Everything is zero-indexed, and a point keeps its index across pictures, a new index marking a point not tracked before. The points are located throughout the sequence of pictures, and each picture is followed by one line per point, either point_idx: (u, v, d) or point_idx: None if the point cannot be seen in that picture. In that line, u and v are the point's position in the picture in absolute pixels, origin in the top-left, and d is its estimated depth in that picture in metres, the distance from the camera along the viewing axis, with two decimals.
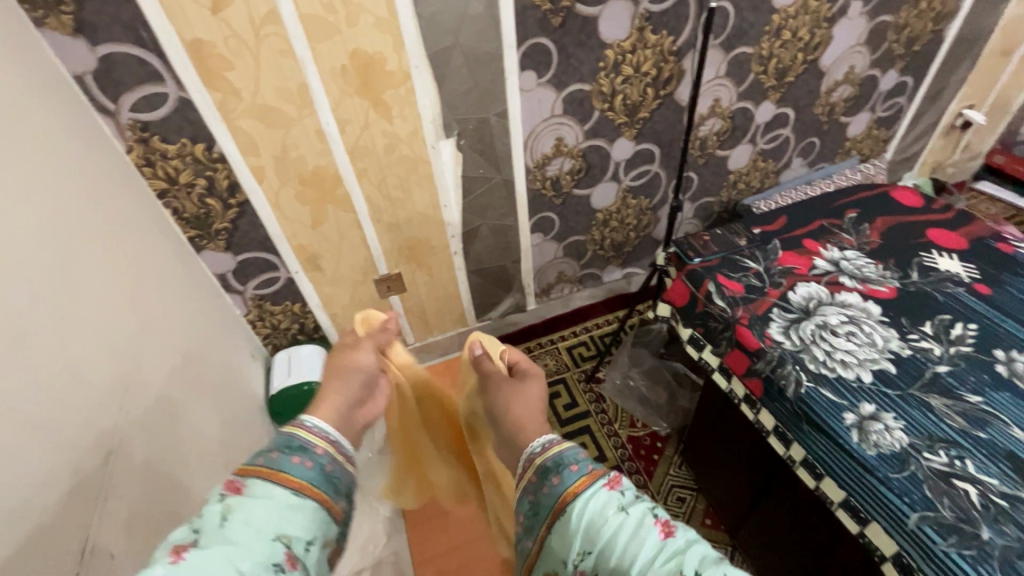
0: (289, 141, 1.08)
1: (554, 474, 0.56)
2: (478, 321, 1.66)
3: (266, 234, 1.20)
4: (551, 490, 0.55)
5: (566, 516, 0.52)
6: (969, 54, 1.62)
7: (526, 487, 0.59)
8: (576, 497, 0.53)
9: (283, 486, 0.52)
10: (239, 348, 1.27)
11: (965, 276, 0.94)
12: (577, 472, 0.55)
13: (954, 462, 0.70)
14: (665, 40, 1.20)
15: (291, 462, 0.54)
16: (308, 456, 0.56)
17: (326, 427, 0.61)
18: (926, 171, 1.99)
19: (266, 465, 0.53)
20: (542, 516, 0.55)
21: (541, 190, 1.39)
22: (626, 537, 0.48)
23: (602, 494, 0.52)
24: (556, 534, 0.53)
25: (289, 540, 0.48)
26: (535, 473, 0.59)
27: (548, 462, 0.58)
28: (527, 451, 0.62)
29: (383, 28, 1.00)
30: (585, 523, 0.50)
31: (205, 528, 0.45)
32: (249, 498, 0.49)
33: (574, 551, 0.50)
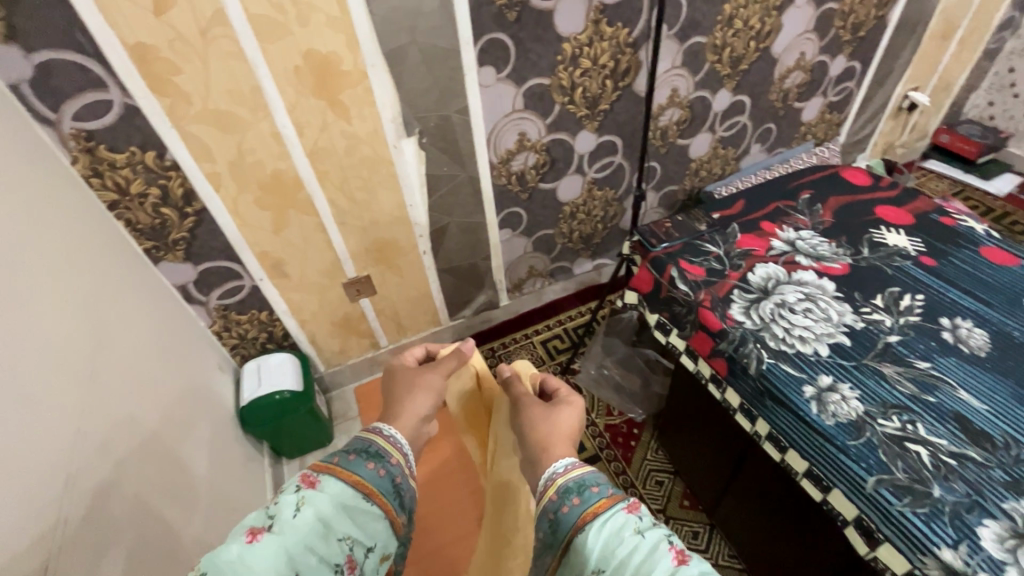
0: (245, 145, 1.05)
1: (574, 494, 0.56)
2: (452, 320, 1.66)
3: (226, 242, 1.17)
4: (571, 508, 0.55)
5: (583, 535, 0.52)
6: (912, 38, 1.69)
7: (545, 504, 0.58)
8: (595, 518, 0.53)
9: (354, 488, 0.54)
10: (206, 360, 1.24)
11: (912, 250, 0.98)
12: (598, 494, 0.55)
13: (907, 426, 0.73)
14: (620, 32, 1.22)
15: (365, 467, 0.56)
16: (382, 464, 0.58)
17: (401, 439, 0.63)
18: (878, 152, 2.07)
19: (343, 465, 0.55)
20: (560, 535, 0.55)
21: (507, 185, 1.39)
22: (639, 558, 0.47)
23: (620, 516, 0.52)
24: (573, 552, 0.52)
25: (352, 543, 0.51)
26: (555, 491, 0.58)
27: (569, 482, 0.58)
28: (548, 470, 0.61)
29: (336, 27, 0.98)
30: (601, 543, 0.50)
31: (281, 516, 0.48)
32: (324, 494, 0.51)
33: (586, 570, 0.49)
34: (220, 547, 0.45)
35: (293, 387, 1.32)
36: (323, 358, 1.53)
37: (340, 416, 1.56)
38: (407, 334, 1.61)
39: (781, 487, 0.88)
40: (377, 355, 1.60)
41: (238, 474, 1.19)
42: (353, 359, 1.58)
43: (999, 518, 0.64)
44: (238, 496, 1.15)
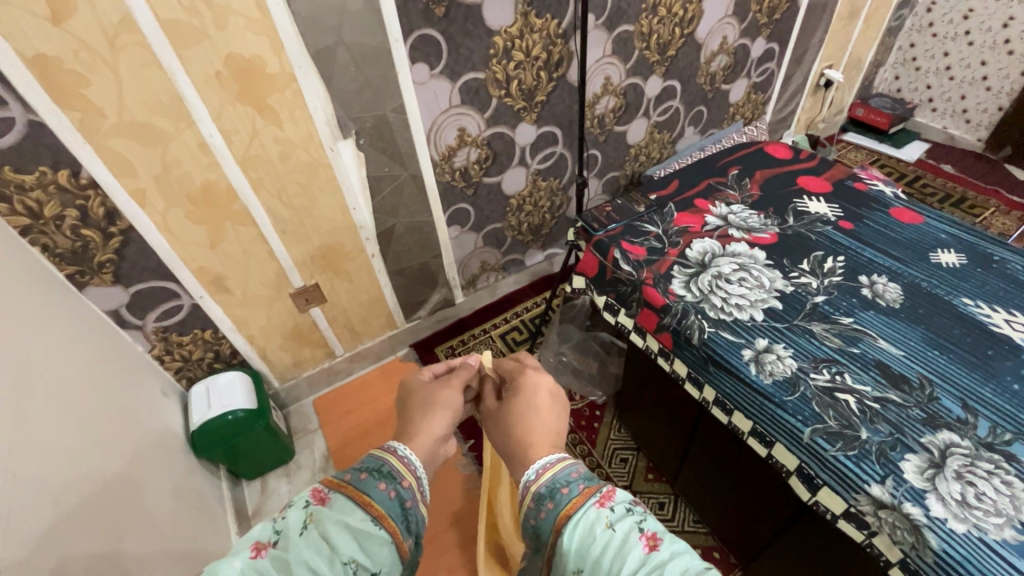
0: (169, 158, 1.00)
1: (548, 500, 0.56)
2: (408, 322, 1.64)
3: (159, 261, 1.11)
4: (546, 514, 0.55)
5: (562, 539, 0.52)
6: (822, 20, 1.80)
7: (525, 512, 0.58)
8: (569, 520, 0.53)
9: (364, 510, 0.51)
10: (147, 386, 1.17)
11: (832, 215, 1.05)
12: (569, 493, 0.55)
13: (836, 377, 0.79)
14: (549, 23, 1.24)
15: (376, 487, 0.53)
16: (394, 485, 0.54)
17: (414, 460, 0.60)
18: (801, 128, 2.20)
19: (353, 484, 0.53)
20: (544, 540, 0.54)
21: (451, 182, 1.39)
22: (613, 552, 0.47)
23: (592, 513, 0.52)
24: (556, 556, 0.52)
25: (357, 567, 0.47)
26: (531, 499, 0.58)
27: (541, 488, 0.57)
28: (522, 481, 0.60)
29: (257, 29, 0.95)
30: (577, 544, 0.50)
31: (285, 533, 0.47)
32: (332, 514, 0.49)
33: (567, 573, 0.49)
34: (224, 560, 0.45)
35: (246, 405, 1.27)
36: (277, 373, 1.48)
37: (300, 431, 1.52)
38: (362, 341, 1.59)
39: (737, 452, 0.92)
40: (333, 364, 1.57)
41: (194, 501, 1.14)
42: (309, 371, 1.54)
43: (919, 451, 0.70)
44: (197, 523, 1.10)
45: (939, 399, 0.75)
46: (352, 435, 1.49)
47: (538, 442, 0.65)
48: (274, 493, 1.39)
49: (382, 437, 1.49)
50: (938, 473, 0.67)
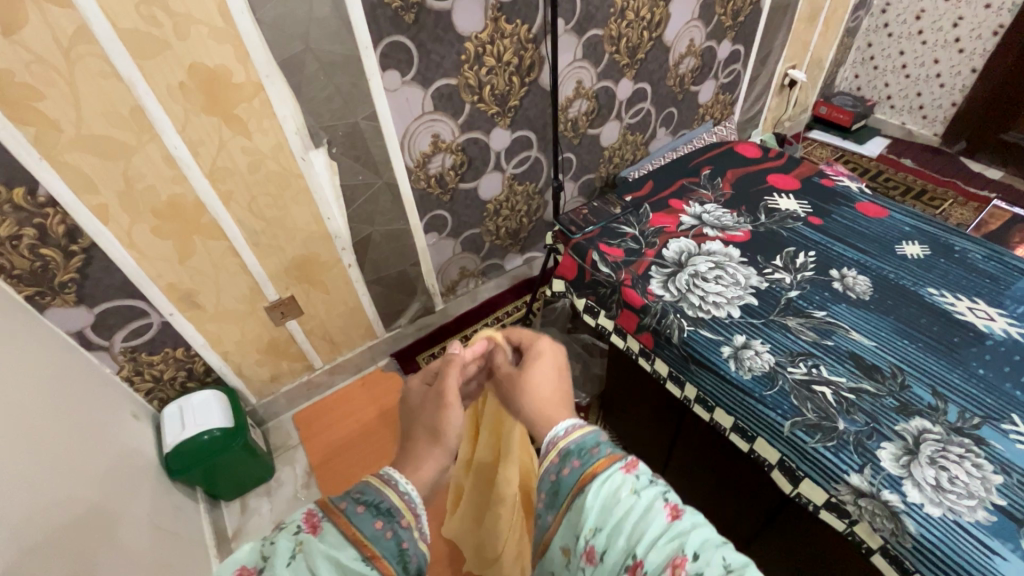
0: (132, 171, 0.97)
1: (575, 457, 0.54)
2: (388, 331, 1.62)
3: (125, 278, 1.07)
4: (570, 471, 0.53)
5: (584, 493, 0.50)
6: (783, 22, 1.85)
7: (546, 467, 0.55)
8: (594, 479, 0.51)
9: (356, 547, 0.49)
10: (114, 409, 1.13)
11: (802, 212, 1.08)
12: (598, 454, 0.53)
13: (812, 370, 0.80)
14: (520, 28, 1.24)
15: (372, 524, 0.51)
16: (391, 523, 0.52)
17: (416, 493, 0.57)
18: (769, 126, 2.26)
19: (348, 516, 0.51)
20: (559, 497, 0.53)
21: (427, 189, 1.37)
22: (638, 516, 0.46)
23: (618, 476, 0.50)
24: (573, 511, 0.51)
25: None
26: (556, 454, 0.56)
27: (570, 445, 0.55)
28: (548, 435, 0.58)
29: (221, 38, 0.93)
30: (600, 503, 0.49)
31: (272, 562, 0.46)
32: (321, 546, 0.47)
33: (584, 526, 0.48)
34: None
35: (222, 424, 1.24)
36: (254, 389, 1.44)
37: (280, 447, 1.48)
38: (341, 352, 1.56)
39: (720, 449, 0.93)
40: (313, 378, 1.54)
41: (170, 526, 1.11)
42: (287, 386, 1.51)
43: (893, 439, 0.72)
44: (173, 547, 1.07)
45: (911, 387, 0.77)
46: (335, 449, 1.47)
47: (550, 423, 0.64)
48: (254, 513, 1.35)
49: (365, 451, 1.47)
50: (913, 459, 0.69)
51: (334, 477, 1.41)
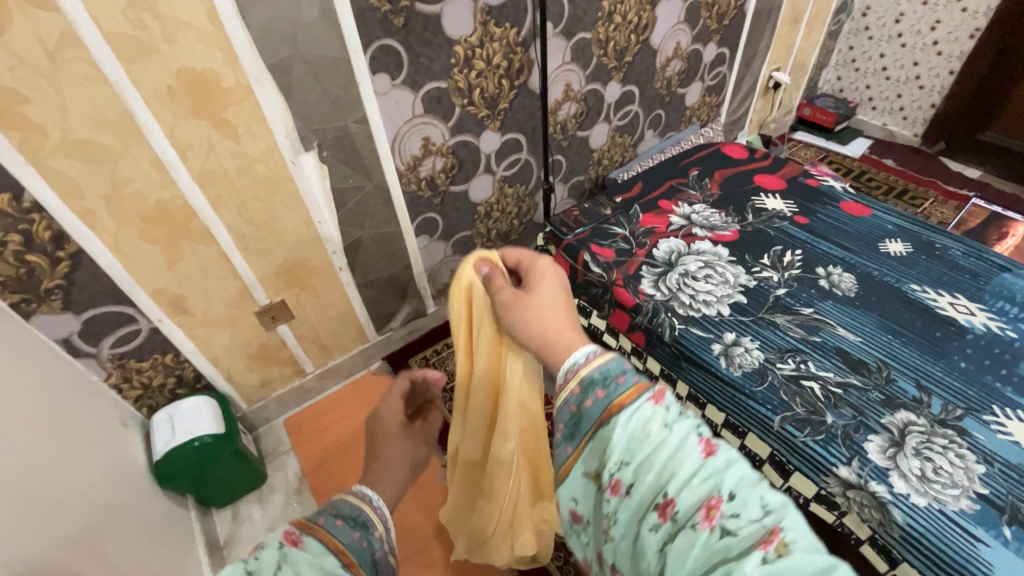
0: (119, 176, 0.96)
1: (598, 387, 0.50)
2: (380, 334, 1.62)
3: (112, 284, 1.06)
4: (594, 403, 0.49)
5: (609, 427, 0.47)
6: (767, 25, 1.89)
7: (566, 397, 0.52)
8: (622, 411, 0.47)
9: (335, 556, 0.48)
10: (102, 416, 1.11)
11: (788, 211, 1.10)
12: (624, 384, 0.49)
13: (800, 365, 0.82)
14: (509, 32, 1.25)
15: (349, 535, 0.51)
16: (365, 534, 0.53)
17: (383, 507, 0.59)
18: (754, 128, 2.29)
19: (324, 529, 0.50)
20: (582, 428, 0.50)
21: (417, 191, 1.38)
22: (669, 453, 0.43)
23: (646, 409, 0.47)
24: (597, 444, 0.48)
25: None
26: (576, 384, 0.51)
27: (592, 374, 0.51)
28: (567, 364, 0.54)
29: (210, 42, 0.92)
30: (627, 438, 0.46)
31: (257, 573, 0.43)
32: (305, 555, 0.46)
33: (609, 461, 0.46)
34: None
35: (213, 430, 1.22)
36: (244, 395, 1.43)
37: (271, 453, 1.47)
38: (333, 356, 1.55)
39: None
40: (304, 382, 1.53)
41: (159, 534, 1.09)
42: (278, 392, 1.50)
43: (880, 431, 0.73)
44: (162, 554, 1.05)
45: (896, 381, 0.79)
46: (329, 452, 1.47)
47: None
48: (246, 520, 1.34)
49: (359, 454, 1.46)
50: (899, 451, 0.71)
51: (329, 480, 1.41)
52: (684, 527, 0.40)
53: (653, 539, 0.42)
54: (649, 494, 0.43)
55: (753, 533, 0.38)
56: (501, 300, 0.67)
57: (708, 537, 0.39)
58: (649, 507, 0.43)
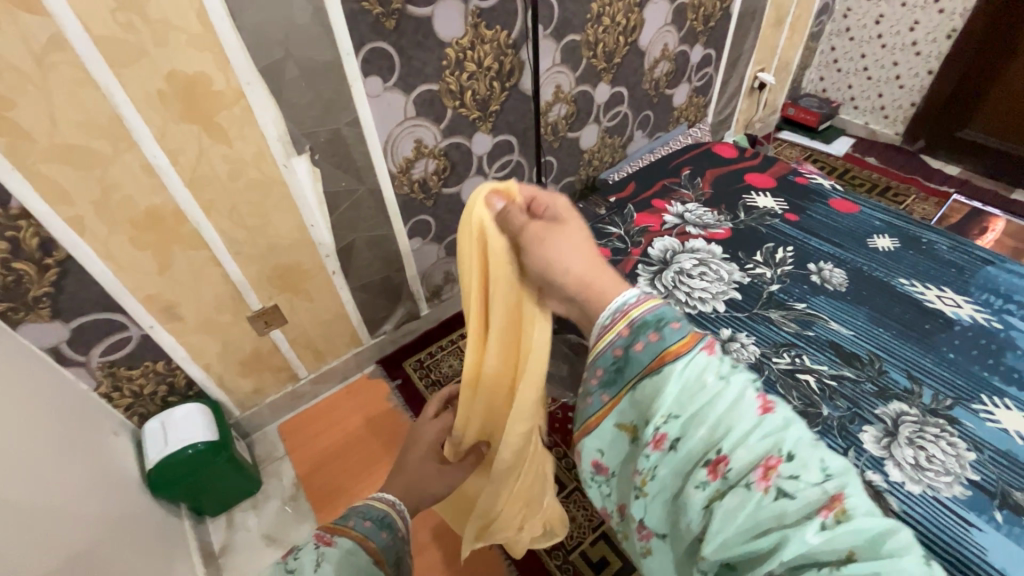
0: (109, 181, 0.95)
1: (652, 330, 0.55)
2: (373, 338, 1.61)
3: (102, 291, 1.05)
4: (646, 346, 0.54)
5: (660, 376, 0.52)
6: (752, 27, 1.92)
7: (613, 339, 0.57)
8: (675, 358, 0.52)
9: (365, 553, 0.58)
10: (92, 426, 1.09)
11: (778, 209, 1.12)
12: (679, 332, 0.54)
13: (795, 359, 0.84)
14: (499, 34, 1.26)
15: (375, 536, 0.62)
16: (384, 534, 0.63)
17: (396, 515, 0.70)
18: (740, 128, 2.32)
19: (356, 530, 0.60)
20: (628, 372, 0.56)
21: (410, 194, 1.38)
22: (724, 406, 0.48)
23: (700, 359, 0.51)
24: (646, 390, 0.53)
25: None
26: (626, 326, 0.57)
27: (644, 318, 0.56)
28: (614, 305, 0.59)
29: (200, 45, 0.91)
30: (681, 386, 0.50)
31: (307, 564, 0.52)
32: (343, 551, 0.56)
33: (658, 414, 0.50)
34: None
35: (206, 437, 1.21)
36: (237, 401, 1.42)
37: (266, 459, 1.46)
38: (327, 361, 1.54)
39: None
40: (297, 388, 1.52)
41: (152, 545, 1.07)
42: (270, 397, 1.48)
43: (874, 422, 0.75)
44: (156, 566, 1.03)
45: (888, 372, 0.81)
46: (326, 457, 1.46)
47: None
48: (241, 527, 1.33)
49: (356, 457, 1.45)
50: (893, 441, 0.73)
51: (326, 484, 1.40)
52: (735, 485, 0.44)
53: (700, 496, 0.45)
54: (698, 450, 0.47)
55: (811, 497, 0.42)
56: (529, 231, 0.68)
57: (761, 498, 0.42)
58: (698, 464, 0.47)
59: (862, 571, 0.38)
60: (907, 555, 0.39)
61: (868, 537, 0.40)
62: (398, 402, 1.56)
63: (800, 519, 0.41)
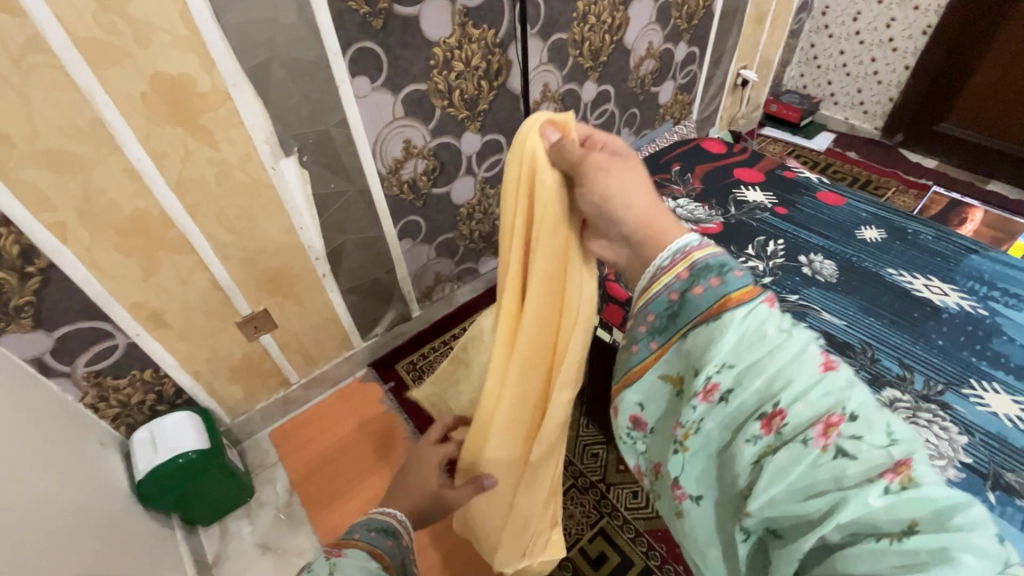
0: (92, 187, 0.93)
1: (713, 275, 0.51)
2: (365, 341, 1.60)
3: (86, 299, 1.02)
4: (705, 291, 0.51)
5: (720, 323, 0.48)
6: (734, 24, 1.94)
7: (671, 281, 0.54)
8: (734, 306, 0.48)
9: (375, 559, 0.59)
10: (78, 438, 1.06)
11: (768, 203, 1.13)
12: (741, 279, 0.50)
13: None
14: (487, 33, 1.25)
15: (382, 541, 0.63)
16: (390, 538, 0.64)
17: (401, 518, 0.70)
18: (724, 124, 2.35)
19: (361, 540, 0.61)
20: (681, 321, 0.53)
21: (400, 195, 1.37)
22: (784, 359, 0.43)
23: (761, 311, 0.47)
24: (699, 334, 0.50)
25: None
26: (684, 268, 0.54)
27: (705, 261, 0.53)
28: (673, 246, 0.56)
29: (184, 46, 0.90)
30: (738, 335, 0.46)
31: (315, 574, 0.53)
32: (350, 561, 0.57)
33: (710, 363, 0.47)
34: None
35: (197, 446, 1.18)
36: (227, 408, 1.39)
37: (258, 466, 1.44)
38: (318, 365, 1.53)
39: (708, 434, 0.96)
40: (288, 393, 1.50)
41: (144, 559, 1.05)
42: (261, 404, 1.46)
43: None
44: None
45: (880, 360, 0.83)
46: (317, 464, 1.44)
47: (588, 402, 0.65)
48: (235, 536, 1.30)
49: (348, 463, 1.44)
50: None
51: (319, 492, 1.38)
52: (790, 442, 0.40)
53: (750, 449, 0.43)
54: (751, 403, 0.44)
55: (874, 460, 0.38)
56: (589, 159, 0.64)
57: (819, 456, 0.39)
58: (750, 417, 0.44)
59: (929, 545, 0.34)
60: (981, 532, 0.34)
61: (939, 510, 0.36)
62: (390, 405, 1.55)
63: (860, 482, 0.38)
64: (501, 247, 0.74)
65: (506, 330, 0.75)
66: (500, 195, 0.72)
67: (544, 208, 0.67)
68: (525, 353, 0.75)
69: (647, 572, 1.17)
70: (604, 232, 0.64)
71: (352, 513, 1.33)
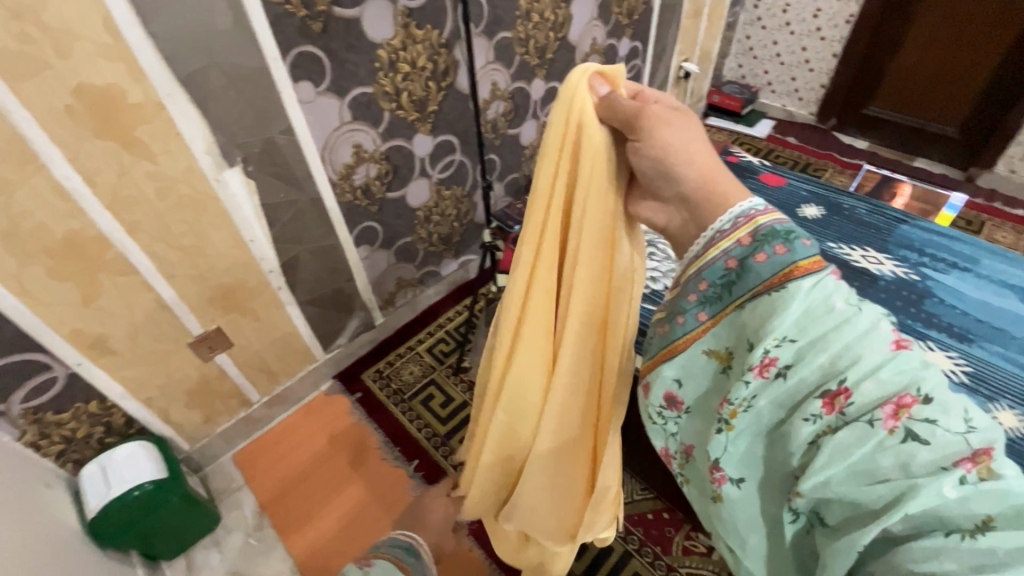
0: (17, 209, 0.86)
1: (777, 242, 0.52)
2: (328, 353, 1.56)
3: (18, 330, 0.95)
4: (767, 260, 0.51)
5: (783, 294, 0.50)
6: (673, 19, 2.00)
7: (728, 248, 0.54)
8: (801, 275, 0.50)
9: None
10: (18, 479, 0.99)
11: None
12: (809, 248, 0.51)
13: None
14: (431, 34, 1.25)
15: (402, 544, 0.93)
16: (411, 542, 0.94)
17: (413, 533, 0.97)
18: None
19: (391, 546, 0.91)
20: (737, 289, 0.54)
21: (354, 201, 1.34)
22: (854, 336, 0.47)
23: (831, 281, 0.50)
24: (753, 306, 0.52)
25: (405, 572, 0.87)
26: (747, 235, 0.54)
27: (768, 228, 0.53)
28: (738, 209, 0.55)
29: (111, 55, 0.85)
30: (806, 306, 0.49)
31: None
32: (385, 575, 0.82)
33: (771, 337, 0.49)
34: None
35: (154, 476, 1.13)
36: (186, 434, 1.33)
37: (224, 492, 1.38)
38: (280, 382, 1.48)
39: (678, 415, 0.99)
40: (250, 413, 1.44)
41: None
42: (222, 427, 1.40)
43: None
44: None
45: None
46: (290, 484, 1.39)
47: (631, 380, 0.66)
48: (203, 567, 1.25)
49: (323, 478, 1.40)
50: None
51: (293, 512, 1.34)
52: (853, 421, 0.45)
53: (808, 427, 0.48)
54: (814, 379, 0.48)
55: (949, 446, 0.42)
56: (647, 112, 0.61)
57: (885, 438, 0.44)
58: (813, 394, 0.48)
59: (1004, 543, 0.39)
60: None
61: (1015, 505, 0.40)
62: (360, 415, 1.52)
63: (930, 470, 0.42)
64: (533, 214, 0.72)
65: (545, 299, 0.76)
66: (540, 156, 0.69)
67: (587, 170, 0.65)
68: (572, 324, 0.74)
69: (626, 557, 1.19)
70: (660, 194, 0.62)
71: (331, 530, 1.31)
